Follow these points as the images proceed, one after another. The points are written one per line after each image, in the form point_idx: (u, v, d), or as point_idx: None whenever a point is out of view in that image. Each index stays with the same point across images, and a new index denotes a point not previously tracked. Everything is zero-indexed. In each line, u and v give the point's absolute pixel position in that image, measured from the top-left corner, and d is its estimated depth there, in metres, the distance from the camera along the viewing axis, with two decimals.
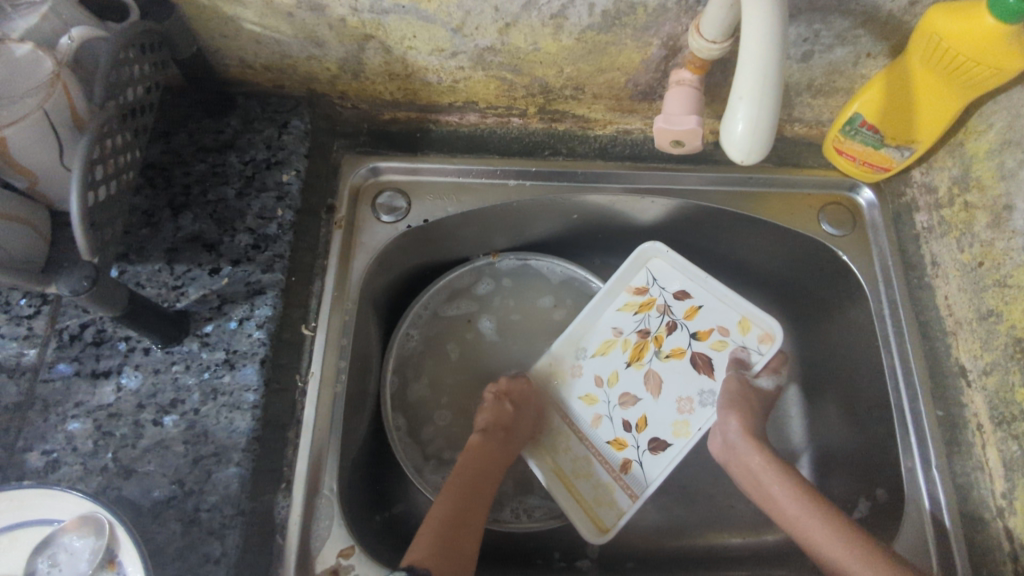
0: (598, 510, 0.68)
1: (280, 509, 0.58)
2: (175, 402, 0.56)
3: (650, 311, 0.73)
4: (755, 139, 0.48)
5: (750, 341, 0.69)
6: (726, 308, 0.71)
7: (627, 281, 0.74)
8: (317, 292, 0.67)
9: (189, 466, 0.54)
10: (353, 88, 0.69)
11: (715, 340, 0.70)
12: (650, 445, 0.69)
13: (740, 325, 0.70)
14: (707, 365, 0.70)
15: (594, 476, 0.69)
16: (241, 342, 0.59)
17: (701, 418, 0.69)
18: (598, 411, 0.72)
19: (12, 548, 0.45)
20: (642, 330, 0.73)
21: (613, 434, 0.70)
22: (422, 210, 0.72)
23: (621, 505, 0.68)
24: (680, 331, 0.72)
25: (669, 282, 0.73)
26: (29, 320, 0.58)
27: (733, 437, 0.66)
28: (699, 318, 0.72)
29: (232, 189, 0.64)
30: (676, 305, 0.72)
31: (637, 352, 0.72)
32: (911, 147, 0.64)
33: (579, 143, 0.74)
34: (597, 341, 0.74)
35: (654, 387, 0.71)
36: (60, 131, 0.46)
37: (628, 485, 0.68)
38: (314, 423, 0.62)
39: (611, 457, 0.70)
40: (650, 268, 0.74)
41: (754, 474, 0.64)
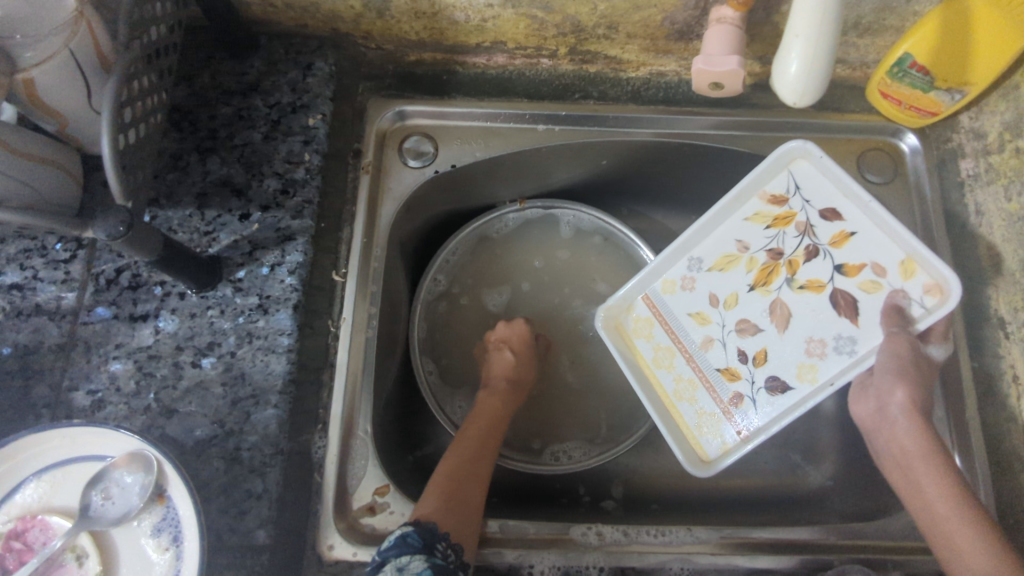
0: (699, 438, 0.63)
1: (317, 449, 0.60)
2: (212, 345, 0.58)
3: (787, 228, 0.61)
4: (806, 81, 0.50)
5: (912, 289, 0.56)
6: (888, 241, 0.57)
7: (763, 186, 0.62)
8: (346, 238, 0.67)
9: (228, 407, 0.56)
10: (378, 27, 0.67)
11: (866, 279, 0.57)
12: (768, 384, 0.60)
13: (901, 268, 0.57)
14: (852, 309, 0.58)
15: (699, 401, 0.63)
16: (274, 287, 0.59)
17: (832, 366, 0.58)
18: (710, 333, 0.64)
19: (68, 481, 0.47)
20: (774, 250, 0.62)
21: (725, 363, 0.63)
22: (449, 155, 0.71)
23: (726, 439, 0.62)
24: (822, 259, 0.59)
25: (817, 195, 0.60)
26: (67, 264, 0.59)
27: (893, 411, 0.54)
28: (849, 247, 0.59)
29: (259, 133, 0.64)
30: (822, 226, 0.60)
31: (765, 275, 0.62)
32: (962, 90, 0.62)
33: (610, 86, 0.72)
34: (717, 253, 0.64)
35: (780, 319, 0.61)
36: (86, 73, 0.45)
37: (736, 420, 0.62)
38: (347, 367, 0.62)
39: (720, 386, 0.63)
40: (794, 171, 0.61)
41: (902, 452, 0.53)
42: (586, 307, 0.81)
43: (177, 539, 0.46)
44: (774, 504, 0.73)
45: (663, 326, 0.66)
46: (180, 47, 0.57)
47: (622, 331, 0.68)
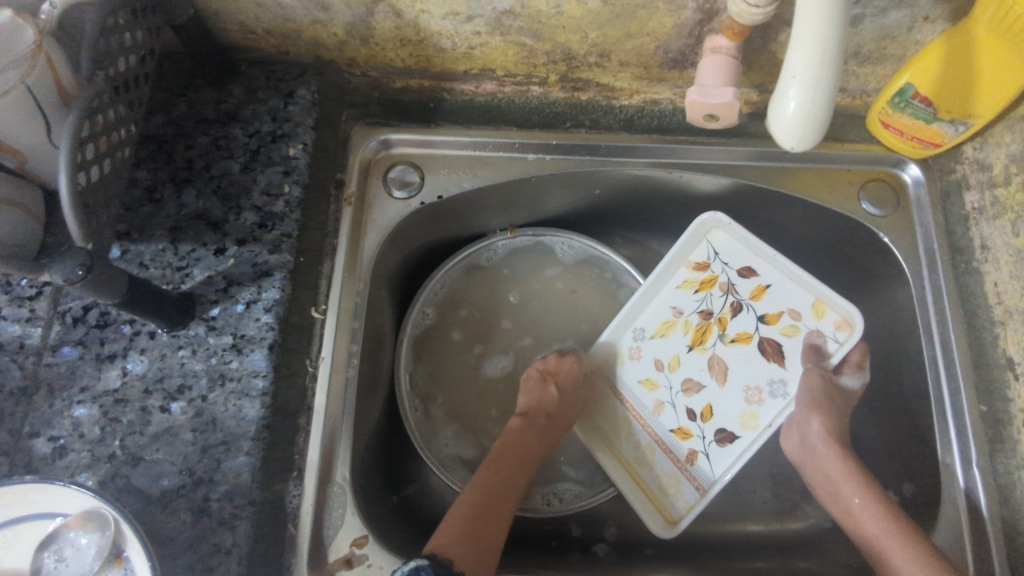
0: (663, 498, 0.66)
1: (291, 498, 0.57)
2: (182, 388, 0.55)
3: (712, 289, 0.67)
4: (806, 124, 0.47)
5: (826, 327, 0.63)
6: (798, 288, 0.64)
7: (687, 255, 0.68)
8: (327, 272, 0.64)
9: (198, 455, 0.53)
10: (362, 54, 0.64)
11: (786, 324, 0.64)
12: (717, 437, 0.65)
13: (814, 309, 0.64)
14: (778, 352, 0.64)
15: (658, 465, 0.67)
16: (249, 327, 0.57)
17: (771, 409, 0.63)
18: (660, 397, 0.68)
19: (20, 541, 0.44)
20: (704, 311, 0.68)
21: (677, 423, 0.67)
22: (436, 185, 0.68)
23: (688, 496, 0.65)
24: (746, 313, 0.66)
25: (733, 257, 0.67)
26: (32, 301, 0.56)
27: (814, 440, 0.61)
28: (767, 298, 0.65)
29: (237, 163, 0.61)
30: (741, 283, 0.66)
31: (700, 335, 0.67)
32: (967, 122, 0.59)
33: (603, 114, 0.69)
34: (656, 322, 0.69)
35: (719, 373, 0.66)
36: (44, 107, 0.43)
37: (694, 476, 0.65)
38: (325, 409, 0.60)
39: (675, 446, 0.67)
40: (711, 240, 0.68)
41: (830, 480, 0.60)
42: (580, 340, 0.79)
43: None
44: (774, 551, 0.70)
45: (617, 396, 0.69)
46: (154, 75, 0.55)
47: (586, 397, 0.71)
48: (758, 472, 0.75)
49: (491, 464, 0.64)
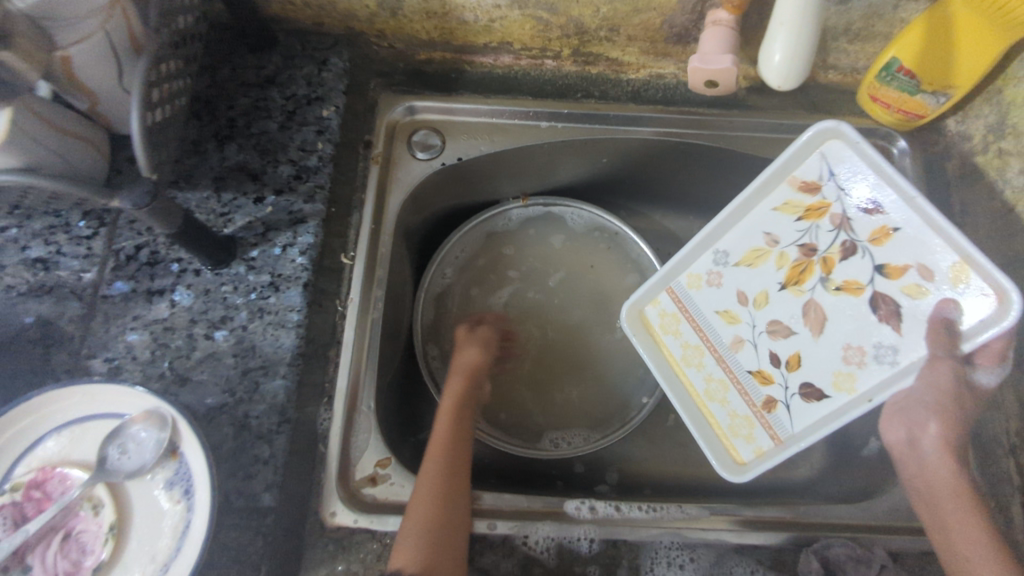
0: (733, 441, 0.63)
1: (322, 421, 0.62)
2: (224, 319, 0.60)
3: (821, 220, 0.58)
4: (793, 68, 0.55)
5: (963, 297, 0.51)
6: (931, 240, 0.53)
7: (793, 171, 0.59)
8: (355, 223, 0.69)
9: (239, 377, 0.59)
10: (391, 26, 0.70)
11: (910, 282, 0.54)
12: (802, 391, 0.59)
13: (952, 272, 0.52)
14: (895, 317, 0.54)
15: (731, 403, 0.63)
16: (285, 267, 0.62)
17: (873, 376, 0.55)
18: (740, 333, 0.62)
19: (87, 437, 0.50)
20: (806, 245, 0.59)
21: (757, 366, 0.62)
22: (457, 148, 0.74)
23: (760, 443, 0.61)
24: (860, 257, 0.56)
25: (855, 183, 0.56)
26: (89, 240, 0.62)
27: (925, 445, 0.57)
28: (890, 245, 0.55)
29: (275, 123, 0.67)
30: (861, 221, 0.56)
31: (797, 274, 0.59)
32: (948, 92, 0.64)
33: (612, 85, 0.75)
34: (744, 248, 0.62)
35: (815, 322, 0.58)
36: (119, 54, 0.48)
37: (770, 425, 0.61)
38: (353, 345, 0.65)
39: (753, 390, 0.62)
40: (826, 151, 0.57)
41: (932, 490, 0.56)
42: (585, 300, 0.84)
43: (188, 492, 0.49)
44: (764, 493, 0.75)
45: (690, 322, 0.66)
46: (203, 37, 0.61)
47: (647, 324, 0.69)
48: None
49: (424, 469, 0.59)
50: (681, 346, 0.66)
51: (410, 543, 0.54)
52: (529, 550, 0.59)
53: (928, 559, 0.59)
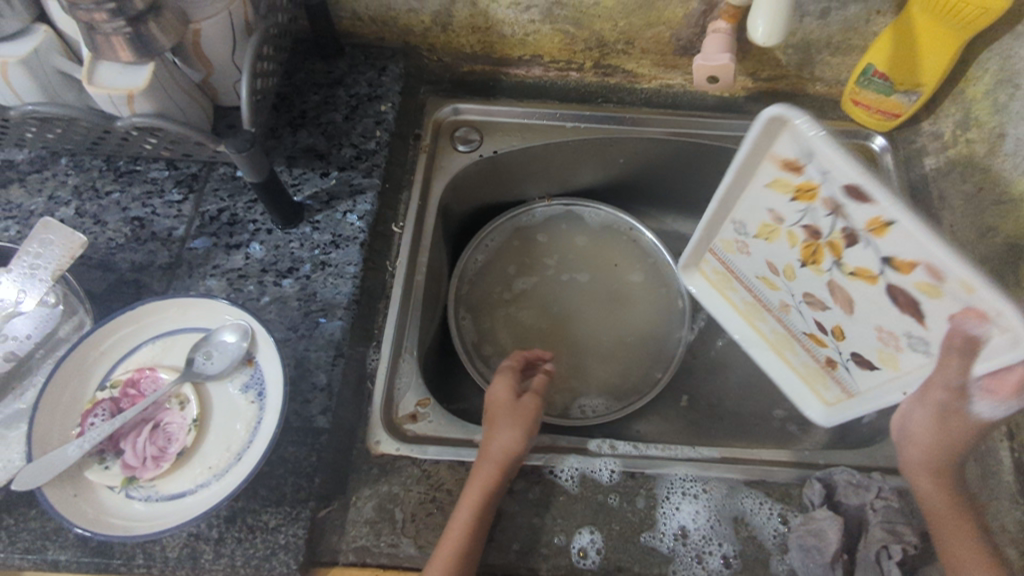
0: (818, 387, 0.69)
1: (371, 360, 0.70)
2: (291, 269, 0.69)
3: (814, 204, 0.55)
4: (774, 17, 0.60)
5: (969, 305, 0.47)
6: (927, 238, 0.46)
7: (771, 148, 0.55)
8: (405, 200, 0.79)
9: (302, 317, 0.66)
10: (440, 40, 0.83)
11: (920, 280, 0.49)
12: (854, 358, 0.62)
13: (960, 281, 0.46)
14: (916, 311, 0.51)
15: (801, 355, 0.69)
16: (345, 228, 0.72)
17: (913, 360, 0.55)
18: (785, 298, 0.66)
19: (178, 346, 0.58)
20: (811, 228, 0.57)
21: (809, 328, 0.65)
22: (492, 143, 0.85)
23: (835, 392, 0.67)
24: (863, 247, 0.52)
25: (824, 159, 0.51)
26: (180, 203, 0.72)
27: (916, 415, 0.55)
28: (891, 236, 0.49)
29: (340, 115, 0.79)
30: (853, 207, 0.51)
31: (812, 255, 0.58)
32: (917, 91, 0.74)
33: (627, 94, 0.87)
34: (757, 223, 0.62)
35: (843, 302, 0.58)
36: (236, 33, 0.59)
37: (840, 381, 0.65)
38: (399, 301, 0.73)
39: (815, 350, 0.66)
40: (792, 130, 0.52)
41: (929, 460, 0.56)
42: (603, 288, 0.92)
43: (261, 394, 0.56)
44: None
45: (741, 283, 0.71)
46: (290, 38, 0.73)
47: (710, 279, 0.76)
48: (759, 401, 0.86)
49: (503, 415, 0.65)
50: (744, 301, 0.73)
51: (490, 467, 0.60)
52: (555, 479, 0.64)
53: None
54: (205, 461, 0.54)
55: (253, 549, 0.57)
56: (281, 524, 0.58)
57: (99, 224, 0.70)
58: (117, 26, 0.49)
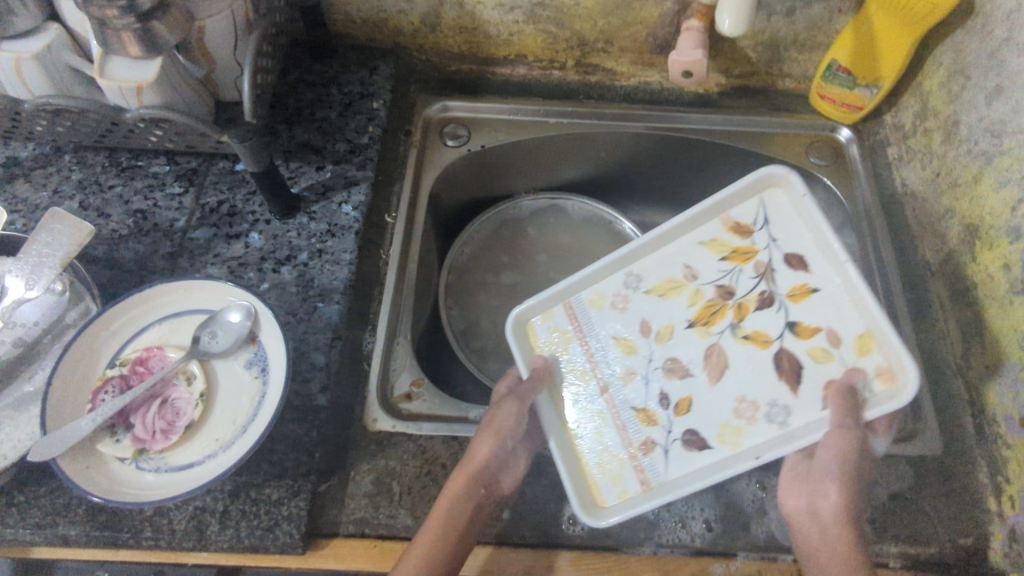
0: (601, 480, 0.61)
1: (367, 343, 0.73)
2: (289, 257, 0.72)
3: (745, 265, 0.63)
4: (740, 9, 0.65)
5: (867, 366, 0.55)
6: (850, 311, 0.57)
7: (727, 210, 0.64)
8: (397, 192, 0.83)
9: (300, 302, 0.69)
10: (429, 41, 0.87)
11: (817, 345, 0.58)
12: (684, 437, 0.60)
13: (859, 342, 0.56)
14: (795, 376, 0.58)
15: (608, 441, 0.63)
16: (341, 218, 0.75)
17: (760, 433, 0.57)
18: (633, 365, 0.65)
19: (185, 326, 0.61)
20: (723, 288, 0.63)
21: (643, 403, 0.63)
22: (480, 138, 0.89)
23: (625, 487, 0.60)
24: (775, 310, 0.60)
25: (787, 238, 0.61)
26: (181, 197, 0.75)
27: (821, 509, 0.58)
28: (808, 303, 0.59)
29: (334, 112, 0.82)
30: (785, 275, 0.61)
31: (708, 315, 0.63)
32: (877, 85, 0.80)
33: (607, 90, 0.91)
34: (660, 279, 0.66)
35: (715, 367, 0.61)
36: (237, 31, 0.63)
37: (643, 468, 0.61)
38: (394, 287, 0.76)
39: (636, 429, 0.62)
40: (764, 200, 0.63)
41: (823, 539, 0.57)
42: None
43: (265, 370, 0.59)
44: None
45: (582, 343, 0.67)
46: (286, 38, 0.77)
47: (533, 335, 0.68)
48: None
49: (495, 420, 0.64)
50: (564, 365, 0.66)
51: (462, 476, 0.61)
52: (544, 451, 0.67)
53: (895, 462, 0.67)
54: (212, 433, 0.56)
55: (256, 521, 0.58)
56: (283, 497, 0.59)
57: (103, 217, 0.73)
58: (127, 22, 0.53)
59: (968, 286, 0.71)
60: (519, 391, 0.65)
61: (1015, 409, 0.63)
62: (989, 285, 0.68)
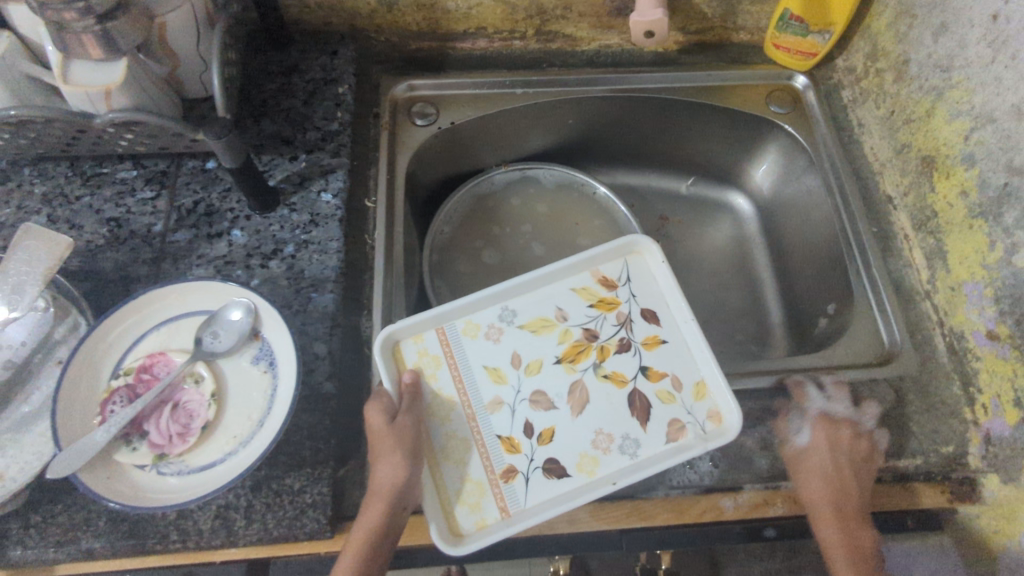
0: (456, 508, 0.60)
1: (365, 328, 0.73)
2: (276, 251, 0.71)
3: (608, 314, 0.70)
4: None
5: (700, 410, 0.64)
6: (689, 359, 0.67)
7: (597, 266, 0.72)
8: (373, 175, 0.83)
9: (294, 294, 0.69)
10: (387, 20, 0.86)
11: (663, 388, 0.65)
12: (545, 464, 0.62)
13: (695, 389, 0.66)
14: (645, 413, 0.64)
15: (466, 466, 0.61)
16: (322, 207, 0.74)
17: (612, 462, 0.62)
18: (501, 395, 0.65)
19: (184, 330, 0.61)
20: (589, 331, 0.69)
21: (508, 432, 0.63)
22: (449, 115, 0.89)
23: (486, 514, 0.60)
24: (631, 354, 0.67)
25: (642, 294, 0.71)
26: (154, 201, 0.73)
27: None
28: (657, 351, 0.67)
29: (299, 100, 0.81)
30: (640, 326, 0.69)
31: (574, 353, 0.67)
32: (829, 31, 0.84)
33: (570, 56, 0.92)
34: (533, 316, 0.69)
35: (577, 402, 0.65)
36: (199, 24, 0.61)
37: (502, 496, 0.60)
38: (384, 270, 0.77)
39: (497, 455, 0.62)
40: (628, 261, 0.72)
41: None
42: (569, 242, 0.97)
43: (272, 363, 0.60)
44: None
45: (452, 370, 0.65)
46: (242, 29, 0.75)
47: (402, 360, 0.65)
48: (722, 327, 0.95)
49: (408, 438, 0.59)
50: (434, 393, 0.64)
51: (380, 505, 0.56)
52: None
53: (876, 381, 0.72)
54: (228, 432, 0.57)
55: (282, 512, 0.59)
56: (305, 486, 0.60)
57: (75, 229, 0.71)
58: (87, 24, 0.50)
59: (930, 215, 0.77)
60: (415, 407, 0.62)
61: (982, 324, 0.70)
62: (949, 212, 0.74)
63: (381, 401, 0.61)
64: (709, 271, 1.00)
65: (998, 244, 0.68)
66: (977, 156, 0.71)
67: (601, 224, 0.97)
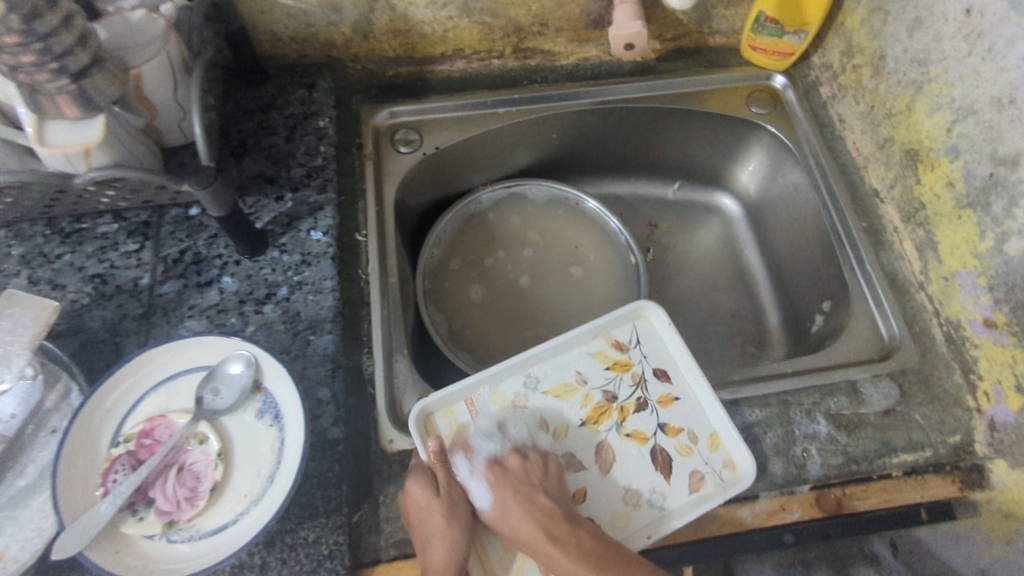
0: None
1: (367, 367, 0.72)
2: (269, 295, 0.70)
3: (624, 374, 0.69)
4: None
5: (716, 462, 0.65)
6: (704, 415, 0.67)
7: (609, 330, 0.71)
8: (362, 209, 0.81)
9: (291, 339, 0.68)
10: (363, 49, 0.85)
11: (682, 442, 0.66)
12: None
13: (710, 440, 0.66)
14: (667, 466, 0.65)
15: None
16: (313, 245, 0.73)
17: (645, 518, 0.62)
18: None
19: (183, 388, 0.59)
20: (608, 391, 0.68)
21: None
22: (433, 140, 0.88)
23: None
24: (649, 413, 0.67)
25: (653, 355, 0.70)
26: (138, 253, 0.71)
27: None
28: (672, 409, 0.68)
29: (280, 137, 0.79)
30: (653, 384, 0.69)
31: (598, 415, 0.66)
32: (805, 30, 0.85)
33: (549, 73, 0.92)
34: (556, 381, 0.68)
35: (604, 460, 0.65)
36: (176, 72, 0.60)
37: None
38: (381, 304, 0.76)
39: None
40: (637, 325, 0.72)
41: None
42: (562, 256, 0.96)
43: (278, 416, 0.58)
44: None
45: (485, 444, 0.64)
46: (218, 70, 0.74)
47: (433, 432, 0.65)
48: (719, 332, 0.94)
49: (456, 511, 0.58)
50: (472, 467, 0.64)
51: None
52: None
53: (881, 377, 0.72)
54: (238, 490, 0.55)
55: (298, 565, 0.58)
56: (320, 536, 0.59)
57: (58, 288, 0.68)
58: (60, 84, 0.48)
59: (917, 207, 0.78)
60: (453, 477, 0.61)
61: (978, 312, 0.71)
62: (936, 203, 0.75)
63: (420, 476, 0.61)
64: (702, 274, 1.00)
65: (988, 233, 0.70)
66: (960, 147, 0.72)
67: (593, 236, 0.97)
